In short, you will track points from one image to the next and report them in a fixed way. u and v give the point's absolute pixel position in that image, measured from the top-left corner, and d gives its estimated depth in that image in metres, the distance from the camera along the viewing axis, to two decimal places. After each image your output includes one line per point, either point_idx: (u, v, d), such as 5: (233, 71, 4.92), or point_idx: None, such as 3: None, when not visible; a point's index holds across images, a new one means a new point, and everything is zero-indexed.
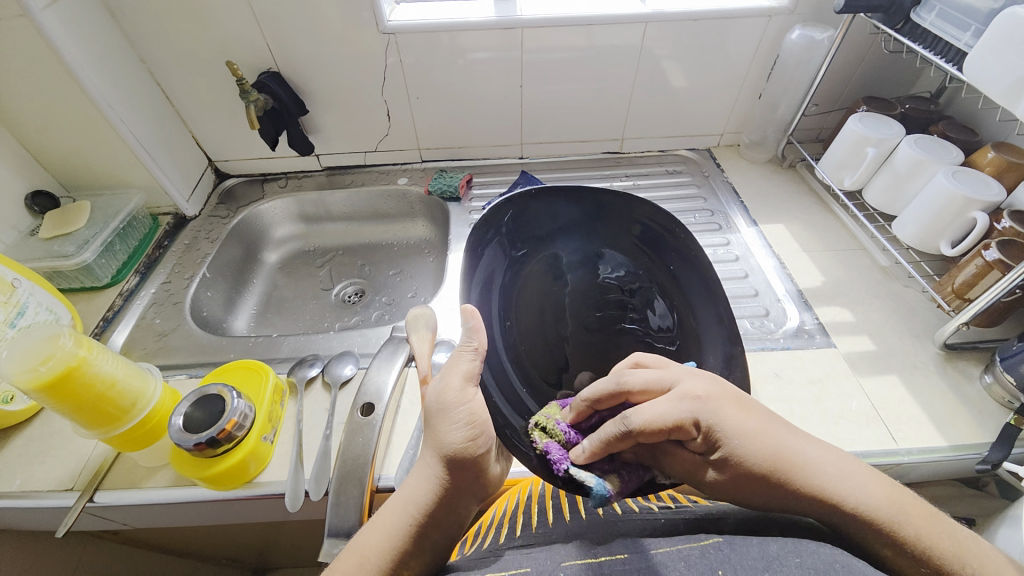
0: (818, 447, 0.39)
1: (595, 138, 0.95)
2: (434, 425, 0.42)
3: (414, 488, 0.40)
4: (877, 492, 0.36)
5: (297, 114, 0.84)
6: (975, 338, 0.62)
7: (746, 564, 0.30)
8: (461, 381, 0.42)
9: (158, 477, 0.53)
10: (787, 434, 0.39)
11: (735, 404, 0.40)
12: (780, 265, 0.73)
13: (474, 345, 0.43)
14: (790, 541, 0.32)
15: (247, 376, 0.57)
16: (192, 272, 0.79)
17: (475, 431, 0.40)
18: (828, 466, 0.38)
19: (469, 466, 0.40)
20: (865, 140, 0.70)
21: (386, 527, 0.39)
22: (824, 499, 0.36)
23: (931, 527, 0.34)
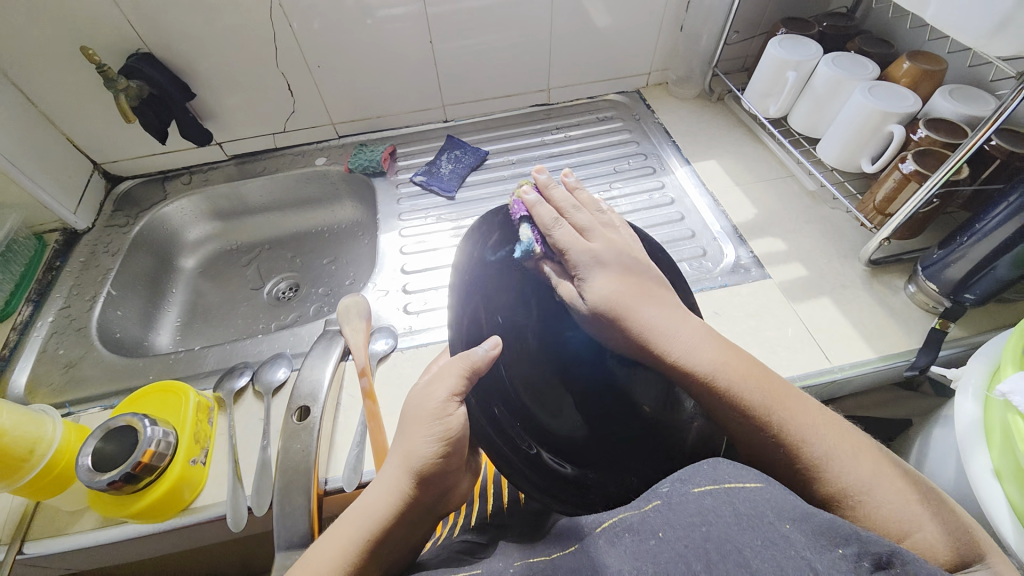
0: (667, 312, 0.42)
1: (520, 91, 0.90)
2: (406, 430, 0.38)
3: (378, 501, 0.37)
4: (715, 354, 0.40)
5: (183, 100, 0.74)
6: (898, 251, 0.63)
7: (683, 522, 0.29)
8: (446, 395, 0.37)
9: (84, 520, 0.49)
10: (644, 305, 0.42)
11: (619, 276, 0.44)
12: (714, 202, 0.73)
13: (471, 365, 0.37)
14: (725, 491, 0.29)
15: (164, 399, 0.52)
16: (94, 291, 0.72)
17: (447, 448, 0.37)
18: (683, 331, 0.41)
19: (438, 482, 0.38)
20: (784, 64, 0.69)
21: (344, 538, 0.37)
22: (675, 356, 0.40)
23: (760, 384, 0.38)
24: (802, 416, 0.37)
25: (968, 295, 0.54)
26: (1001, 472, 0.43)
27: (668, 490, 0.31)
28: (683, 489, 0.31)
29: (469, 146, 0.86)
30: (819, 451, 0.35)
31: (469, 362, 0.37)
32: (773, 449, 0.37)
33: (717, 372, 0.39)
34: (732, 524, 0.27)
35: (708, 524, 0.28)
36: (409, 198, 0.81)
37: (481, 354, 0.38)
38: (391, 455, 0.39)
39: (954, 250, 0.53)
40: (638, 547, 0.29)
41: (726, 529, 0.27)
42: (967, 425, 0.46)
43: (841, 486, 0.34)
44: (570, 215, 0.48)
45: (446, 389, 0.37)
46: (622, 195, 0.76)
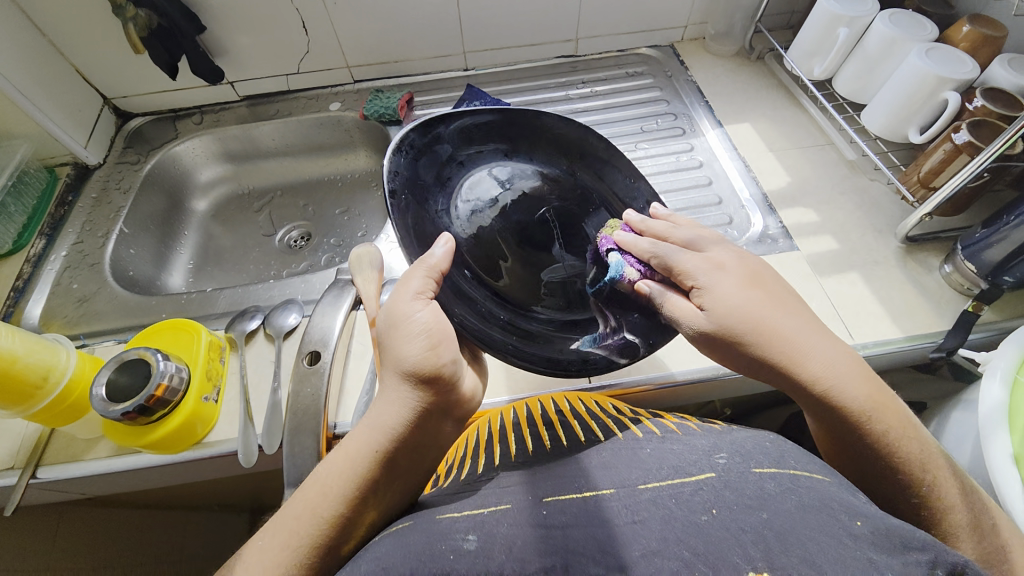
0: (813, 330, 0.39)
1: (546, 40, 0.85)
2: (391, 343, 0.40)
3: (379, 418, 0.38)
4: (864, 386, 0.37)
5: (194, 33, 0.71)
6: (937, 228, 0.60)
7: (742, 505, 0.31)
8: (414, 294, 0.40)
9: (100, 447, 0.50)
10: (782, 323, 0.39)
11: (757, 291, 0.41)
12: (745, 168, 0.69)
13: (433, 263, 0.42)
14: (789, 478, 0.33)
15: (177, 336, 0.52)
16: (107, 228, 0.71)
17: (434, 341, 0.39)
18: (828, 350, 0.38)
19: (437, 385, 0.38)
20: (836, 20, 0.63)
21: (350, 455, 0.37)
22: (822, 381, 0.37)
23: (900, 422, 0.36)
24: (930, 456, 0.36)
25: (1006, 277, 0.51)
26: (1022, 457, 0.42)
27: (726, 465, 0.35)
28: (744, 467, 0.34)
29: (489, 97, 0.82)
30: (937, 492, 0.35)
31: (427, 264, 0.42)
32: (889, 482, 0.36)
33: (868, 405, 0.36)
34: (795, 513, 0.30)
35: (769, 510, 0.30)
36: None
37: (438, 254, 0.42)
38: (387, 370, 0.40)
39: (999, 230, 0.50)
40: (688, 521, 0.31)
41: (791, 521, 0.29)
42: (991, 407, 0.45)
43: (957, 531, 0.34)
44: (671, 235, 0.47)
45: (412, 290, 0.41)
46: (648, 156, 0.73)
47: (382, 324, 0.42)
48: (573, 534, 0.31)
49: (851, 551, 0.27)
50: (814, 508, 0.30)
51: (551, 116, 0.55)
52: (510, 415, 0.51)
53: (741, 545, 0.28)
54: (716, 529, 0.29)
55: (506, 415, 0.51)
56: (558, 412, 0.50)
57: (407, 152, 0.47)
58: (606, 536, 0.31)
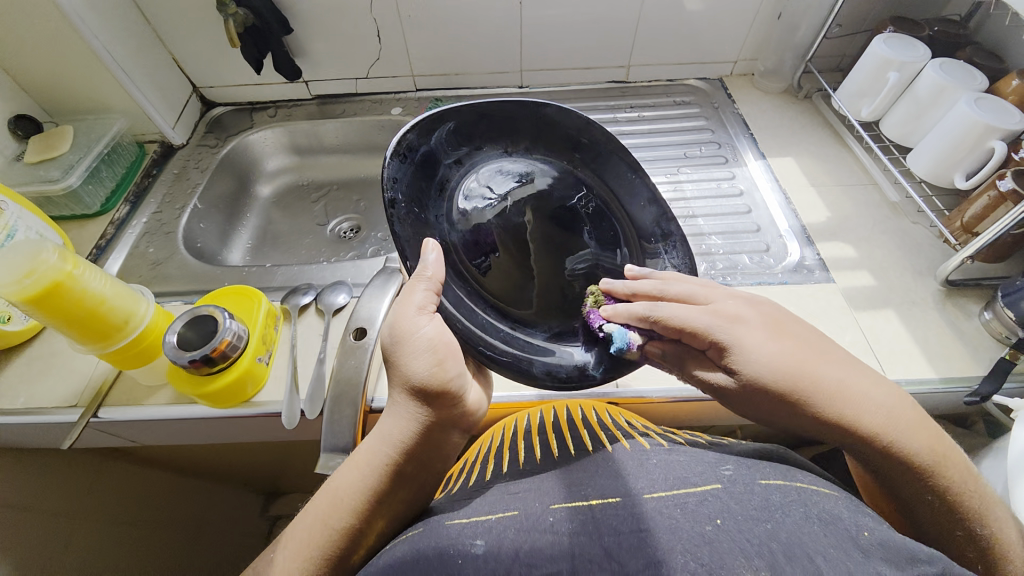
0: (858, 377, 0.40)
1: (600, 65, 0.89)
2: (394, 358, 0.42)
3: (386, 431, 0.42)
4: (929, 442, 0.38)
5: (281, 34, 0.78)
6: (977, 275, 0.60)
7: (747, 516, 0.32)
8: (415, 313, 0.42)
9: (158, 395, 0.55)
10: (832, 370, 0.40)
11: (801, 349, 0.42)
12: (785, 200, 0.71)
13: (429, 275, 0.42)
14: (796, 491, 0.35)
15: (239, 301, 0.57)
16: (183, 202, 0.78)
17: (437, 357, 0.42)
18: (884, 403, 0.39)
19: (436, 397, 0.42)
20: (887, 63, 0.65)
21: (362, 466, 0.41)
22: (885, 436, 0.37)
23: (955, 469, 0.38)
24: (989, 504, 0.38)
25: None
26: None
27: (732, 478, 0.36)
28: (751, 479, 0.36)
29: None
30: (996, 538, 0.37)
31: (423, 276, 0.42)
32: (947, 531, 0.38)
33: (927, 454, 0.37)
34: (801, 526, 0.31)
35: (775, 522, 0.32)
36: None
37: (430, 262, 0.42)
38: (393, 386, 0.43)
39: None
40: (695, 531, 0.32)
41: (797, 530, 0.31)
42: (1021, 453, 0.45)
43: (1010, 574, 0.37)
44: (665, 290, 0.47)
45: (414, 305, 0.42)
46: (689, 180, 0.75)
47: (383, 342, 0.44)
48: (597, 528, 0.33)
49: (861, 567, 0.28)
50: (821, 519, 0.32)
51: (560, 108, 0.56)
52: (525, 422, 0.53)
53: (746, 555, 0.29)
54: (722, 542, 0.31)
55: (529, 419, 0.54)
56: (569, 420, 0.51)
57: (407, 157, 0.46)
58: (616, 545, 0.32)
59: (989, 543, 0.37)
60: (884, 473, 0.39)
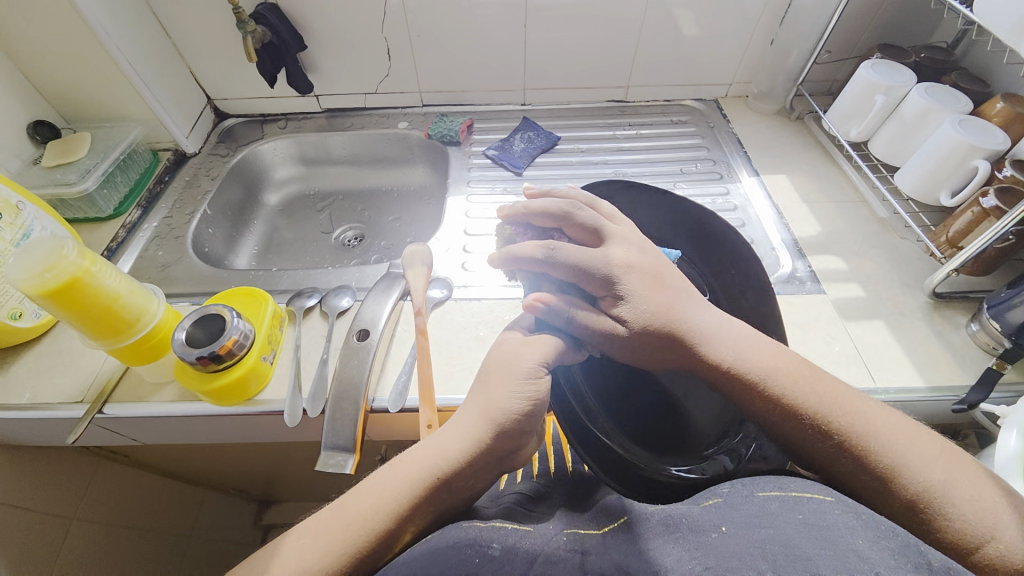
0: (711, 314, 0.45)
1: (600, 85, 0.93)
2: (495, 386, 0.42)
3: (448, 446, 0.40)
4: (765, 356, 0.42)
5: (296, 50, 0.82)
6: (965, 288, 0.62)
7: (748, 523, 0.32)
8: (537, 361, 0.42)
9: (163, 392, 0.55)
10: (686, 307, 0.44)
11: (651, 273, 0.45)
12: (778, 215, 0.73)
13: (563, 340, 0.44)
14: (792, 499, 0.33)
15: (247, 301, 0.59)
16: (193, 208, 0.80)
17: (531, 407, 0.40)
18: (731, 336, 0.43)
19: (511, 437, 0.40)
20: (874, 87, 0.69)
21: (409, 472, 0.40)
22: (726, 360, 0.42)
23: (814, 389, 0.41)
24: (857, 416, 0.40)
25: None
26: None
27: (731, 492, 0.36)
28: (749, 492, 0.35)
29: (543, 130, 0.89)
30: (893, 458, 0.38)
31: (548, 343, 0.43)
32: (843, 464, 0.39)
33: (769, 373, 0.41)
34: (797, 529, 0.31)
35: (774, 527, 0.31)
36: (480, 168, 0.85)
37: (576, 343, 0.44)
38: (470, 407, 0.41)
39: (1021, 292, 0.52)
40: (700, 539, 0.32)
41: (794, 532, 0.30)
42: (1005, 458, 0.46)
43: (918, 488, 0.37)
44: (574, 213, 0.48)
45: (535, 359, 0.42)
46: (686, 195, 0.78)
47: (487, 365, 0.43)
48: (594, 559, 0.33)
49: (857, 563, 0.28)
50: (819, 524, 0.31)
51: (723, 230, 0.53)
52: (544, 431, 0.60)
53: (749, 558, 0.29)
54: (726, 546, 0.30)
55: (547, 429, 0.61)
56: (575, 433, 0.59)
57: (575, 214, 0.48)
58: (627, 558, 0.32)
59: (884, 464, 0.38)
60: (786, 435, 0.41)
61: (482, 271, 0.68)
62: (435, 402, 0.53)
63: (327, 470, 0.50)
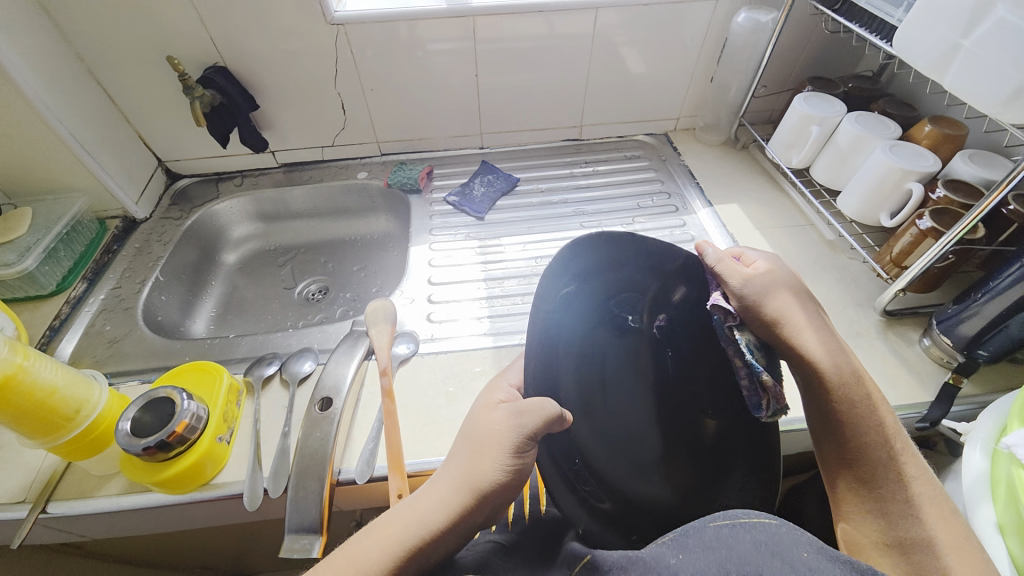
0: (824, 332, 0.46)
1: (554, 126, 0.96)
2: (476, 451, 0.37)
3: (429, 511, 0.36)
4: (845, 365, 0.45)
5: (248, 110, 0.82)
6: (914, 304, 0.65)
7: (703, 544, 0.30)
8: (521, 435, 0.36)
9: (111, 484, 0.52)
10: (807, 313, 0.46)
11: (794, 295, 0.47)
12: (733, 243, 0.75)
13: (544, 420, 0.35)
14: (739, 522, 0.31)
15: (200, 378, 0.56)
16: (143, 276, 0.77)
17: (516, 473, 0.36)
18: (828, 346, 0.45)
19: (493, 505, 0.37)
20: (808, 119, 0.73)
21: (386, 539, 0.36)
22: (814, 359, 0.44)
23: (862, 401, 0.44)
24: (879, 434, 0.43)
25: (981, 351, 0.54)
26: (1005, 526, 0.43)
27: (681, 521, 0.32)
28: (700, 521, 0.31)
29: (501, 172, 0.91)
30: (876, 469, 0.42)
31: (536, 412, 0.36)
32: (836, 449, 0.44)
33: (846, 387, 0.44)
34: (753, 548, 0.29)
35: (730, 547, 0.29)
36: (441, 215, 0.85)
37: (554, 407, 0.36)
38: (455, 469, 0.38)
39: (969, 306, 0.54)
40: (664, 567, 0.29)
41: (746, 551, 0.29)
42: (975, 477, 0.47)
43: (864, 487, 0.42)
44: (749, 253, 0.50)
45: (522, 429, 0.36)
46: (645, 229, 0.80)
47: (473, 424, 0.40)
48: None
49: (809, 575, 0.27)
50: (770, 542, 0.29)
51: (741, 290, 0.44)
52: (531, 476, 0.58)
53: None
54: (685, 573, 0.28)
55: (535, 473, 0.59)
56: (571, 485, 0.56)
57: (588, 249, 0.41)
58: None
59: (862, 462, 0.43)
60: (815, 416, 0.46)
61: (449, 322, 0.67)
62: (406, 468, 0.51)
63: (292, 556, 0.46)
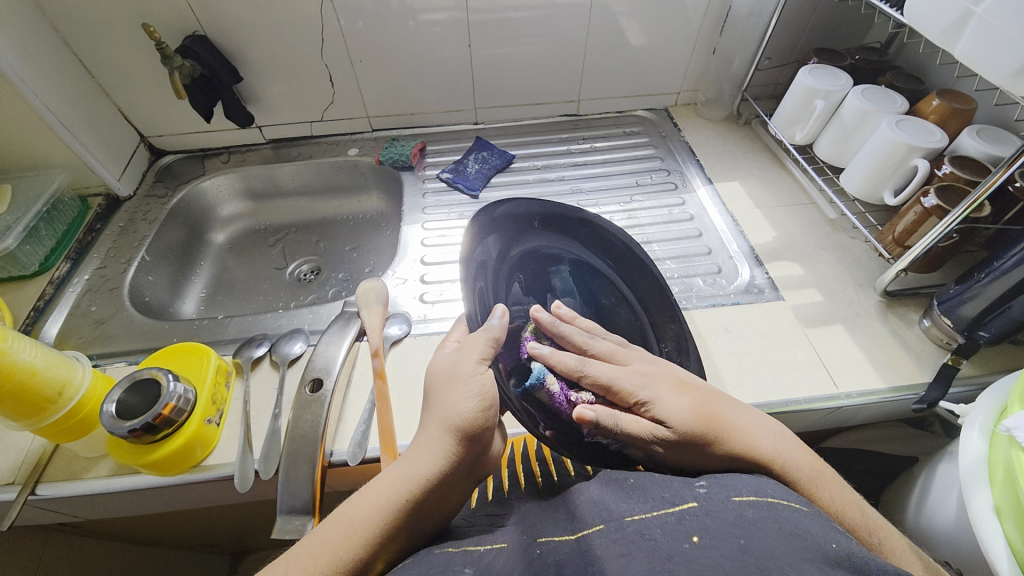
0: (742, 415, 0.42)
1: (551, 100, 0.92)
2: (444, 395, 0.40)
3: (416, 465, 0.38)
4: (797, 453, 0.39)
5: (231, 82, 0.78)
6: (916, 284, 0.64)
7: (723, 531, 0.29)
8: (478, 359, 0.40)
9: (100, 466, 0.51)
10: (719, 407, 0.41)
11: (694, 397, 0.42)
12: (733, 222, 0.74)
13: (495, 333, 0.42)
14: (767, 503, 0.31)
15: (186, 359, 0.54)
16: (129, 255, 0.75)
17: (487, 403, 0.39)
18: (756, 427, 0.41)
19: (474, 442, 0.38)
20: (813, 92, 0.70)
21: (378, 498, 0.37)
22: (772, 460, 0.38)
23: (821, 475, 0.39)
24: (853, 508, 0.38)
25: (982, 332, 0.54)
26: (1002, 510, 0.43)
27: (707, 494, 0.33)
28: (724, 496, 0.33)
29: (496, 149, 0.88)
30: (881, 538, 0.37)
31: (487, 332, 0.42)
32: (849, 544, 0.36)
33: (814, 479, 0.38)
34: (774, 540, 0.28)
35: (749, 536, 0.29)
36: (435, 193, 0.83)
37: (496, 324, 0.42)
38: (430, 421, 0.40)
39: (971, 287, 0.53)
40: (674, 551, 0.29)
41: (766, 543, 0.28)
42: (973, 461, 0.47)
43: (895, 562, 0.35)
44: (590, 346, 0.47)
45: (475, 356, 0.41)
46: (643, 208, 0.78)
47: (434, 374, 0.42)
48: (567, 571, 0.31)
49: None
50: (795, 535, 0.29)
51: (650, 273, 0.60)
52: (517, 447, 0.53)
53: (720, 567, 0.27)
54: (699, 560, 0.28)
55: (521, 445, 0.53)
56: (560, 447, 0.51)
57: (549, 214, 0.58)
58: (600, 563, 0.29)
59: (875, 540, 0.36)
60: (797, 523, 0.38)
61: (440, 305, 0.66)
62: (398, 449, 0.50)
63: (285, 537, 0.46)
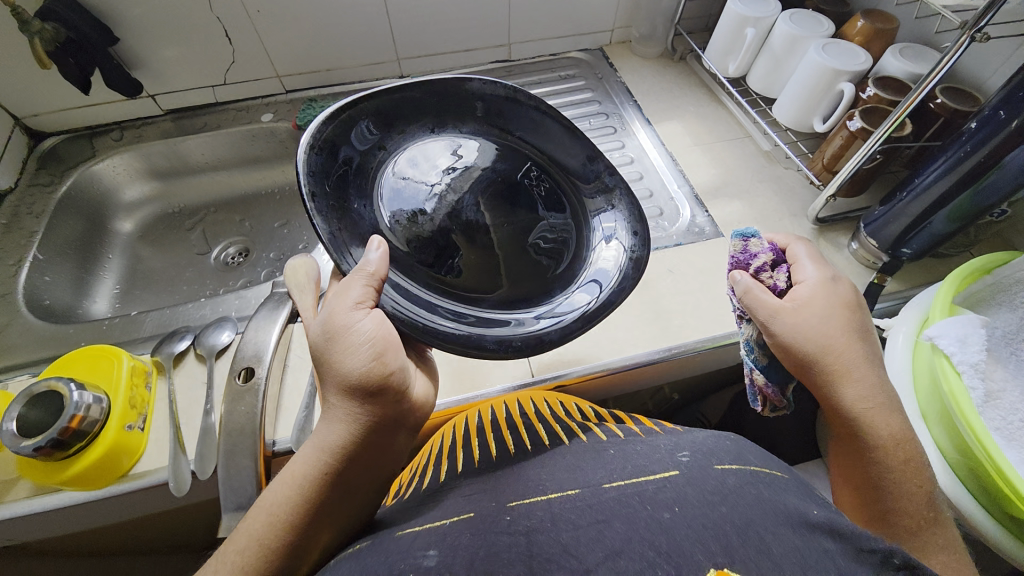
0: (861, 356, 0.41)
1: (480, 46, 0.86)
2: (330, 354, 0.39)
3: (323, 438, 0.38)
4: (885, 411, 0.40)
5: (107, 45, 0.67)
6: (845, 209, 0.66)
7: (701, 499, 0.33)
8: (352, 302, 0.39)
9: (17, 488, 0.46)
10: (845, 341, 0.41)
11: (847, 320, 0.41)
12: (672, 162, 0.73)
13: (372, 271, 0.39)
14: (749, 474, 0.36)
15: (94, 364, 0.49)
16: (17, 256, 0.66)
17: (375, 351, 0.38)
18: (862, 368, 0.41)
19: (378, 397, 0.38)
20: (744, 20, 0.68)
21: (295, 480, 0.38)
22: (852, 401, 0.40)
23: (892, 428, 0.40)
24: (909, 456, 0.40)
25: (905, 250, 0.57)
26: (927, 415, 0.46)
27: (688, 462, 0.37)
28: (706, 465, 0.37)
29: None
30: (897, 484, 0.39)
31: (364, 268, 0.39)
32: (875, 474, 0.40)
33: (879, 422, 0.40)
34: (751, 506, 0.33)
35: (729, 504, 0.33)
36: None
37: (373, 259, 0.40)
38: (328, 390, 0.39)
39: (895, 206, 0.55)
40: (653, 520, 0.32)
41: (747, 514, 0.32)
42: (898, 373, 0.50)
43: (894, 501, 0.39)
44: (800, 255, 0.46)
45: (349, 298, 0.39)
46: None
47: (314, 333, 0.40)
48: (539, 537, 0.32)
49: (810, 544, 0.30)
50: (771, 501, 0.33)
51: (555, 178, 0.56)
52: (475, 417, 0.50)
53: (702, 541, 0.30)
54: (678, 528, 0.31)
55: (479, 414, 0.50)
56: (523, 414, 0.48)
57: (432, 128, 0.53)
58: (575, 540, 0.31)
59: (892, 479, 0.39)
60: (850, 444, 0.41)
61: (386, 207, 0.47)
62: None
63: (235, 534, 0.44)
